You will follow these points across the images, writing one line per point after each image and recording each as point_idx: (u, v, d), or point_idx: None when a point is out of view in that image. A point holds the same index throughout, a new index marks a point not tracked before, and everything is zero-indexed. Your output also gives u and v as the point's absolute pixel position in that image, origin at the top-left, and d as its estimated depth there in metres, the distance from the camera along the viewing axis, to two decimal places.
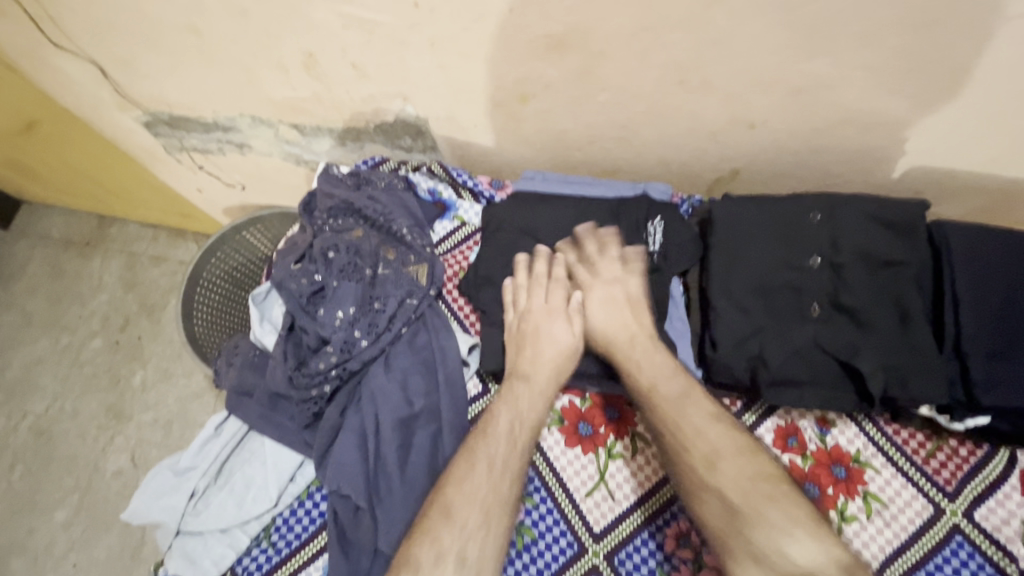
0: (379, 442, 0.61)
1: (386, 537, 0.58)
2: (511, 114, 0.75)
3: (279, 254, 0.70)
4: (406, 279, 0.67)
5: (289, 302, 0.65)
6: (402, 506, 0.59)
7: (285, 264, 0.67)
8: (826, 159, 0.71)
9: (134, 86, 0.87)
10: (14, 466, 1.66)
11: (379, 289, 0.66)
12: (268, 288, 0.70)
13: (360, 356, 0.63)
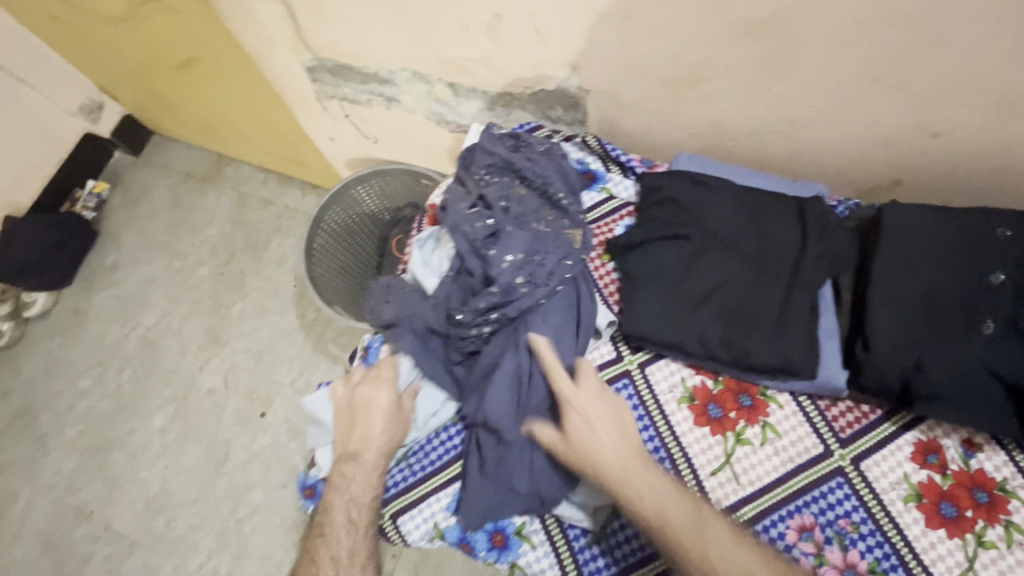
0: (531, 385, 0.66)
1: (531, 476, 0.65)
2: (678, 95, 0.76)
3: (447, 200, 0.75)
4: (565, 241, 0.70)
5: (462, 243, 0.70)
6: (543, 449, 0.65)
7: (458, 210, 0.72)
8: (1008, 179, 0.69)
9: (313, 32, 0.94)
10: (122, 370, 1.83)
11: (542, 244, 0.69)
12: (430, 236, 0.77)
13: (520, 302, 0.67)
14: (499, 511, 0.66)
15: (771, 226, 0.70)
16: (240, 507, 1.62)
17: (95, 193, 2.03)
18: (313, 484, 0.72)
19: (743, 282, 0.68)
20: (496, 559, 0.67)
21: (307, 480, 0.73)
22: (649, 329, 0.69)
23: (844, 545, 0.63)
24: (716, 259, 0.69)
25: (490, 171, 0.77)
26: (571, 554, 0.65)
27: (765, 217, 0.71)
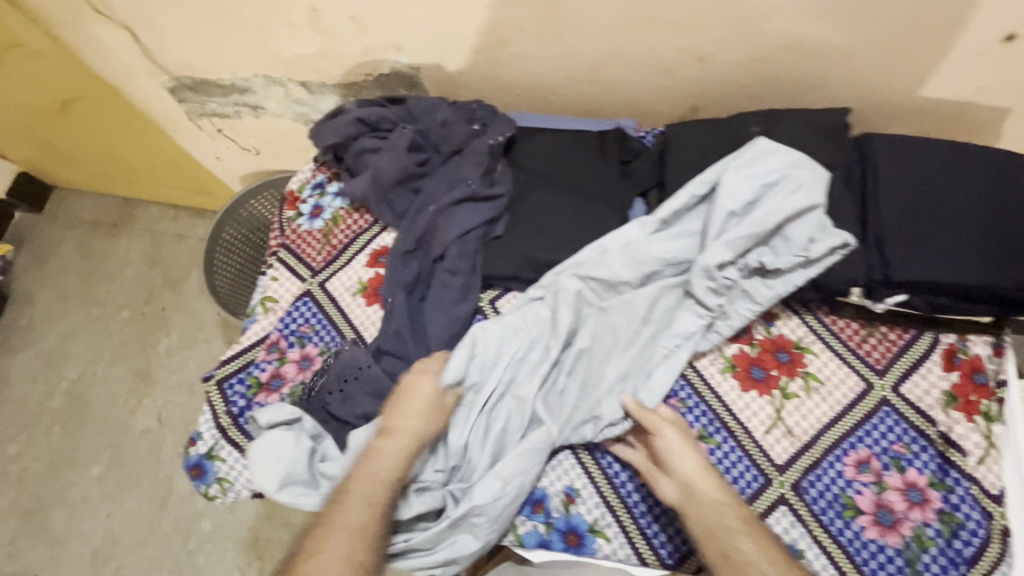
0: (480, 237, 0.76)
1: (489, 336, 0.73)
2: (492, 59, 0.85)
3: (345, 191, 0.83)
4: (438, 132, 0.81)
5: (378, 201, 0.79)
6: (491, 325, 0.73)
7: (354, 189, 0.81)
8: (776, 88, 0.81)
9: (161, 51, 1.00)
10: (53, 426, 1.67)
11: (430, 143, 0.81)
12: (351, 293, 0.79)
13: (441, 193, 0.78)
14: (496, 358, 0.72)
15: (585, 157, 0.79)
16: (190, 541, 1.50)
17: None
18: (198, 462, 0.75)
19: (565, 208, 0.77)
20: None
21: (189, 460, 0.76)
22: (489, 265, 0.76)
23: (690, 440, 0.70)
24: (540, 196, 0.77)
25: (370, 136, 0.83)
26: None
27: (578, 151, 0.80)
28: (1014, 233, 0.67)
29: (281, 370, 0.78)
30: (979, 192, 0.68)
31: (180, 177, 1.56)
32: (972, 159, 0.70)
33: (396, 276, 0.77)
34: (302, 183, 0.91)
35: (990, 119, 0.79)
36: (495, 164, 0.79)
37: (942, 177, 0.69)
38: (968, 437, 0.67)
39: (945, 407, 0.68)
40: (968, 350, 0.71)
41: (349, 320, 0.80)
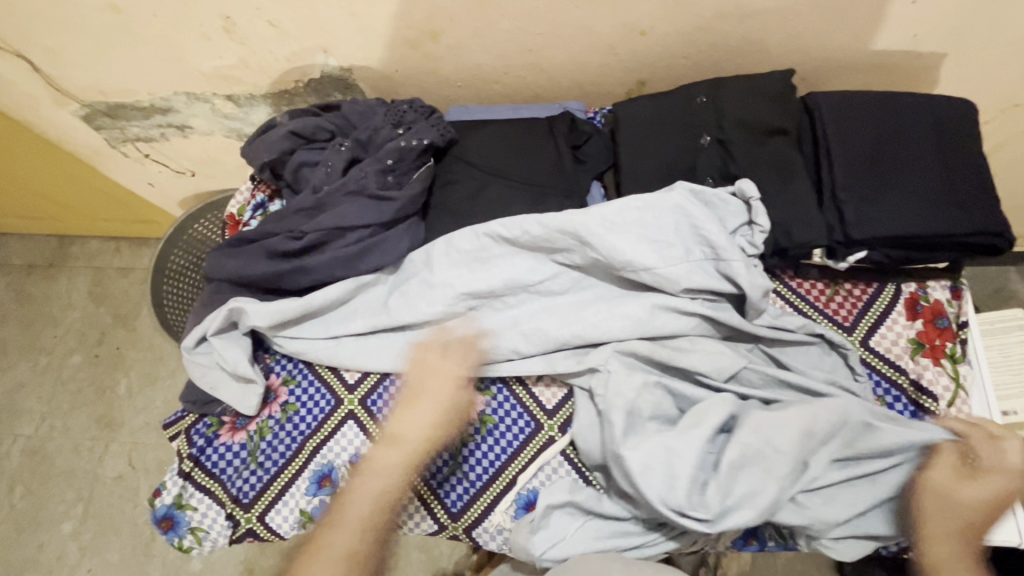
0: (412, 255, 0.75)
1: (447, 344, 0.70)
2: (427, 53, 0.81)
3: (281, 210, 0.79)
4: (373, 146, 0.77)
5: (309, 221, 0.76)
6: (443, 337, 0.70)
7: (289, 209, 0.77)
8: (720, 55, 0.79)
9: (67, 77, 0.92)
10: (14, 487, 1.57)
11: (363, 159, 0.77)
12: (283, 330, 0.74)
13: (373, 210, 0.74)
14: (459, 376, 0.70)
15: (536, 147, 0.77)
16: None
17: None
18: (167, 513, 0.71)
19: (521, 201, 0.74)
20: None
21: (155, 512, 0.71)
22: None
23: None
24: (494, 193, 0.75)
25: (308, 149, 0.78)
26: (433, 492, 0.70)
27: (529, 140, 0.77)
28: (962, 179, 0.68)
29: None
30: (924, 142, 0.69)
31: (114, 209, 1.45)
32: (914, 110, 0.71)
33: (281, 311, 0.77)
34: (242, 206, 0.85)
35: (928, 65, 0.80)
36: (405, 166, 0.75)
37: (888, 131, 0.70)
38: (937, 381, 0.68)
39: (913, 355, 0.70)
40: (929, 296, 0.72)
41: (331, 362, 0.74)
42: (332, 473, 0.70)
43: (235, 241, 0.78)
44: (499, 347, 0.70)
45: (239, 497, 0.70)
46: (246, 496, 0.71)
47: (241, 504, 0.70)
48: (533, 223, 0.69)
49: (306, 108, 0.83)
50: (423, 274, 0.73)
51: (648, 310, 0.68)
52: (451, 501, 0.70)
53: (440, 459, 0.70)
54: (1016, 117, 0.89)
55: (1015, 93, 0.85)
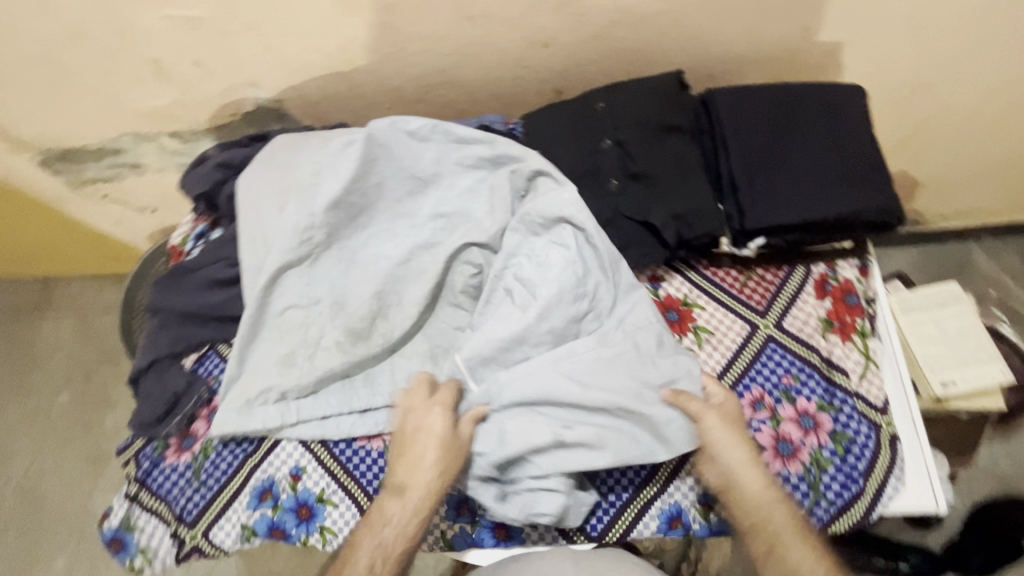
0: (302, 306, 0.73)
1: (355, 277, 0.74)
2: (347, 79, 0.85)
3: (219, 239, 0.82)
4: None
5: None
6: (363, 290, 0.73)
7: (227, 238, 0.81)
8: (626, 61, 0.84)
9: (17, 128, 0.97)
10: (6, 529, 1.59)
11: None
12: (226, 387, 0.72)
13: None
14: (385, 312, 0.74)
15: None
16: None
17: None
18: (115, 535, 0.73)
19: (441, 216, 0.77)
20: (307, 533, 0.72)
21: (104, 535, 0.73)
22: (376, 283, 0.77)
23: (791, 399, 0.70)
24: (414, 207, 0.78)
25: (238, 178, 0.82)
26: (368, 498, 0.72)
27: None
28: (850, 160, 0.71)
29: (192, 428, 0.77)
30: (814, 129, 0.72)
31: (87, 249, 1.50)
32: (806, 101, 0.74)
33: (219, 334, 0.80)
34: (184, 237, 0.88)
35: (824, 55, 0.84)
36: None
37: (780, 122, 0.73)
38: (847, 356, 0.71)
39: (824, 333, 0.72)
40: (839, 275, 0.75)
41: None
42: (273, 488, 0.73)
43: (176, 272, 0.82)
44: (386, 296, 0.74)
45: (182, 516, 0.72)
46: (189, 513, 0.72)
47: (185, 523, 0.72)
48: (336, 262, 0.74)
49: (236, 139, 0.86)
50: (313, 280, 0.73)
51: (433, 259, 0.74)
52: None
53: (377, 466, 0.73)
54: (925, 97, 0.93)
55: (917, 73, 0.88)
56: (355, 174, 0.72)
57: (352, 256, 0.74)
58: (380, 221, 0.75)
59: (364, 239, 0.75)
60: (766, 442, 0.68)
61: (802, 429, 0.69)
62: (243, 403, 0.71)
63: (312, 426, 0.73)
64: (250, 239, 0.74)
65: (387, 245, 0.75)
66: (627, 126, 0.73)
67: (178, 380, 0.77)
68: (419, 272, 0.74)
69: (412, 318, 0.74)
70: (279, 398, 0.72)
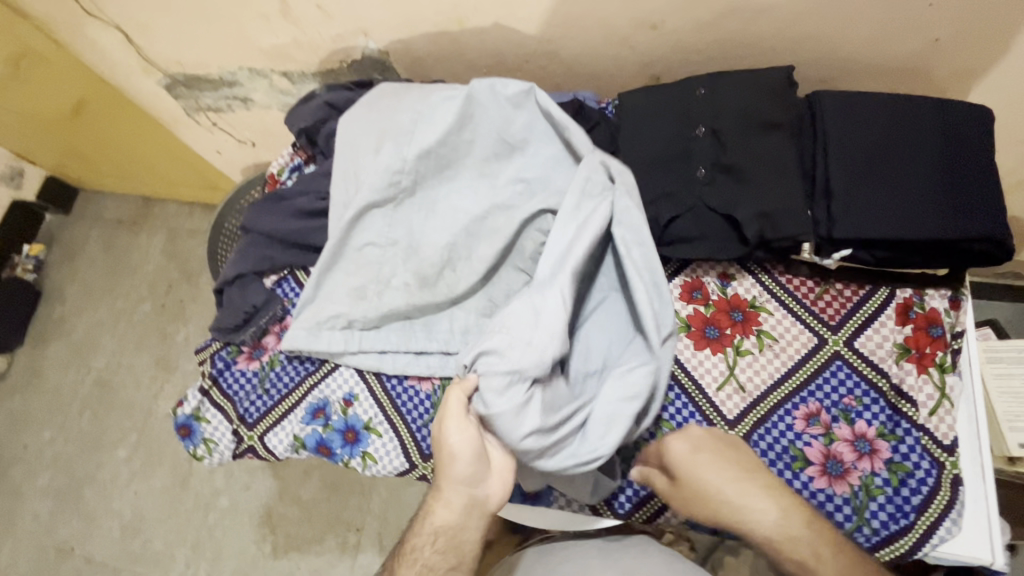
0: (379, 246, 0.77)
1: (429, 226, 0.77)
2: (454, 39, 0.88)
3: (313, 173, 0.88)
4: None
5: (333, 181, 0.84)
6: (435, 240, 0.76)
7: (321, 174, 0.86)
8: (732, 53, 0.82)
9: (154, 50, 1.07)
10: (83, 413, 1.78)
11: None
12: (303, 307, 0.77)
13: None
14: (453, 265, 0.76)
15: None
16: (210, 515, 1.60)
17: (33, 255, 1.94)
18: (185, 422, 0.81)
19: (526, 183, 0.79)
20: (350, 455, 0.77)
21: (177, 420, 0.81)
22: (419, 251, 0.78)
23: (850, 420, 0.67)
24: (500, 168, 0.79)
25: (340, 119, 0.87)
26: (410, 433, 0.75)
27: None
28: (963, 181, 0.66)
29: (264, 341, 0.83)
30: (931, 144, 0.68)
31: (188, 174, 1.63)
32: (927, 113, 0.69)
33: (300, 260, 0.86)
34: (281, 167, 0.95)
35: (950, 73, 0.78)
36: None
37: (891, 132, 0.69)
38: (920, 388, 0.67)
39: (898, 359, 0.69)
40: (925, 303, 0.71)
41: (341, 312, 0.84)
42: (326, 407, 0.78)
43: (271, 198, 0.88)
44: (458, 250, 0.76)
45: (245, 417, 0.79)
46: (251, 416, 0.79)
47: (246, 423, 0.79)
48: (415, 211, 0.77)
49: (342, 83, 0.91)
50: (393, 223, 0.77)
51: (505, 221, 0.75)
52: (426, 445, 0.75)
53: (422, 407, 0.76)
54: None
55: None
56: (450, 130, 0.75)
57: (432, 207, 0.77)
58: (464, 176, 0.78)
59: (444, 193, 0.77)
60: (813, 457, 0.67)
61: (856, 452, 0.66)
62: (313, 325, 0.76)
63: (371, 357, 0.77)
64: (344, 176, 0.79)
65: (461, 199, 0.77)
66: (726, 116, 0.72)
67: (259, 295, 0.83)
68: (492, 232, 0.75)
69: (478, 275, 0.76)
70: (344, 327, 0.77)
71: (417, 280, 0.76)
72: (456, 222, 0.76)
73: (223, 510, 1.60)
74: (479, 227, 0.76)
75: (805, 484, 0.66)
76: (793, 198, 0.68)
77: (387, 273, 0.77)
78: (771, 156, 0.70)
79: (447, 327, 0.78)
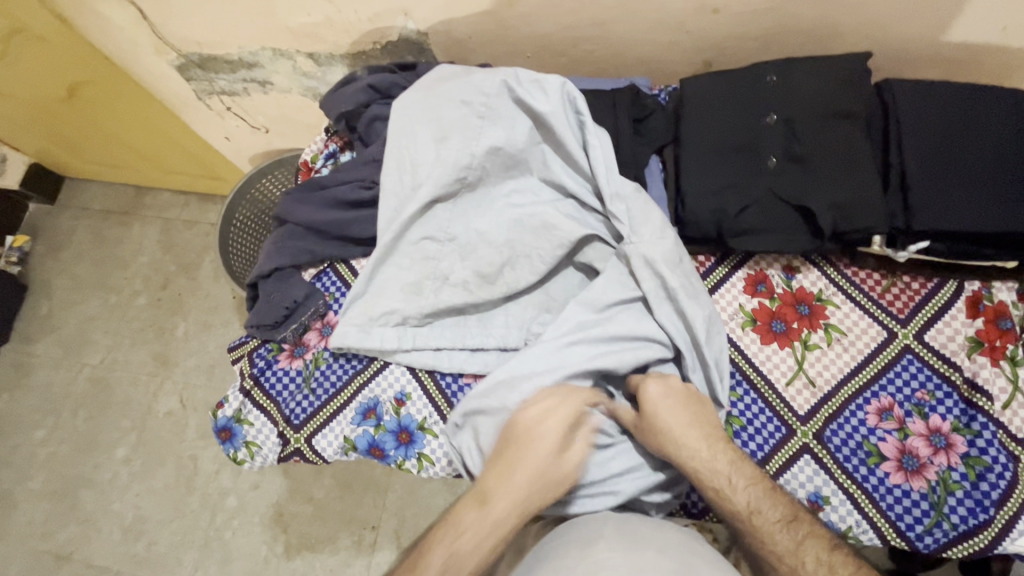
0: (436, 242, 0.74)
1: (489, 222, 0.74)
2: (500, 20, 0.84)
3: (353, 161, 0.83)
4: None
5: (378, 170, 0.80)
6: (494, 236, 0.73)
7: (363, 161, 0.81)
8: (792, 40, 0.80)
9: (168, 28, 1.00)
10: (77, 411, 1.70)
11: None
12: (351, 301, 0.74)
13: None
14: (513, 263, 0.73)
15: (610, 116, 0.78)
16: (217, 516, 1.54)
17: (17, 246, 1.83)
18: (226, 424, 0.77)
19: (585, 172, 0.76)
20: (404, 457, 0.73)
21: (216, 423, 0.77)
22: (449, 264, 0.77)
23: (923, 414, 0.66)
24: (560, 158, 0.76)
25: (382, 103, 0.82)
26: None
27: (604, 111, 0.78)
28: None
29: (305, 338, 0.79)
30: (1006, 136, 0.67)
31: (190, 162, 1.55)
32: (1001, 105, 0.68)
33: (340, 252, 0.81)
34: (315, 154, 0.90)
35: (1013, 63, 0.77)
36: None
37: (965, 122, 0.68)
38: (994, 381, 0.66)
39: (970, 353, 0.68)
40: (993, 295, 0.70)
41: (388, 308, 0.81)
42: (377, 408, 0.74)
43: (308, 187, 0.83)
44: (518, 245, 0.73)
45: (290, 419, 0.75)
46: (297, 418, 0.75)
47: (292, 426, 0.75)
48: (473, 208, 0.75)
49: (383, 65, 0.87)
50: (451, 221, 0.74)
51: (565, 217, 0.73)
52: None
53: None
54: None
55: None
56: (518, 127, 0.73)
57: (490, 203, 0.75)
58: (523, 169, 0.75)
59: (504, 190, 0.75)
60: (888, 453, 0.66)
61: (932, 447, 0.65)
62: (364, 320, 0.73)
63: (424, 355, 0.74)
64: (396, 165, 0.75)
65: (521, 196, 0.75)
66: (797, 105, 0.70)
67: (299, 289, 0.79)
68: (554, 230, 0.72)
69: (538, 273, 0.73)
70: (397, 323, 0.74)
71: (473, 279, 0.74)
72: (515, 221, 0.73)
73: (231, 512, 1.54)
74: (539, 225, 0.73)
75: (880, 480, 0.65)
76: (869, 188, 0.67)
77: (443, 270, 0.74)
78: (844, 147, 0.68)
79: (504, 325, 0.75)
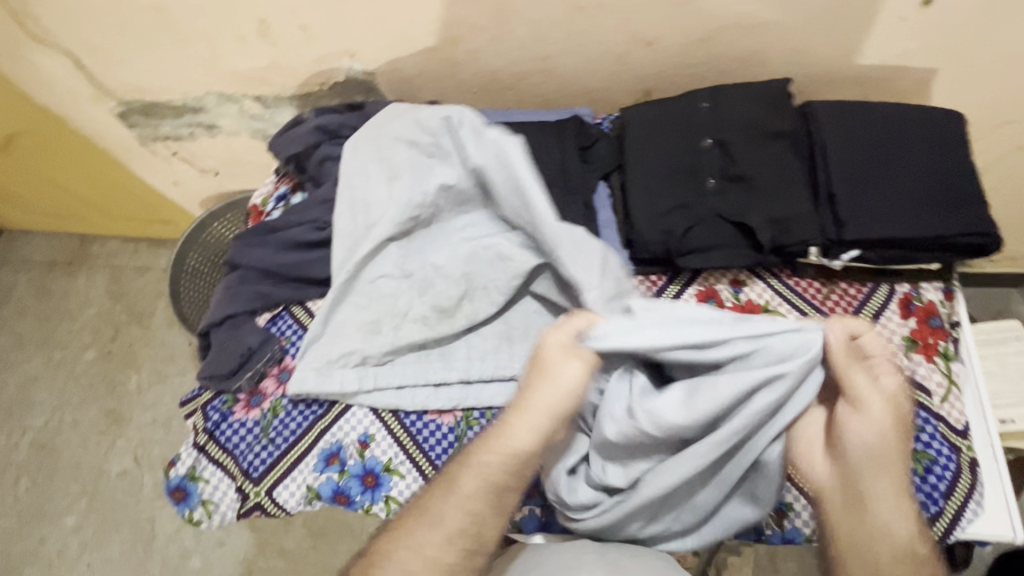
0: (391, 279, 0.74)
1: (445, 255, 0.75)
2: (446, 58, 0.86)
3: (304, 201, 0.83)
4: None
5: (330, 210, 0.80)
6: (450, 270, 0.74)
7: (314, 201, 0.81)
8: (722, 67, 0.85)
9: (108, 76, 0.98)
10: (19, 480, 1.58)
11: None
12: (308, 345, 0.73)
13: None
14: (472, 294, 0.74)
15: (556, 146, 0.80)
16: None
17: None
18: (181, 483, 0.74)
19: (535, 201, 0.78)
20: (371, 501, 0.71)
21: (171, 482, 0.74)
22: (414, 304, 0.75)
23: None
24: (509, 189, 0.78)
25: (332, 143, 0.83)
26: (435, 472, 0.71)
27: (551, 141, 0.80)
28: (951, 182, 0.71)
29: (262, 385, 0.76)
30: (917, 149, 0.72)
31: (138, 209, 1.51)
32: (910, 121, 0.74)
33: (294, 294, 0.80)
34: (265, 197, 0.89)
35: (921, 81, 0.84)
36: None
37: (882, 138, 0.73)
38: (930, 377, 0.70)
39: (908, 352, 0.72)
40: (922, 296, 0.75)
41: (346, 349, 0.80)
42: (340, 452, 0.72)
43: (258, 230, 0.82)
44: (474, 277, 0.74)
45: (249, 471, 0.72)
46: (256, 470, 0.73)
47: (251, 479, 0.72)
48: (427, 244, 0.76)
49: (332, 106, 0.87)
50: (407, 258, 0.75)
51: (517, 246, 0.73)
52: None
53: (444, 442, 0.72)
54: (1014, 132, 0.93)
55: None
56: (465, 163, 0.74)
57: (444, 237, 0.76)
58: (474, 201, 0.76)
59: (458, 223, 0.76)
60: None
61: None
62: (322, 363, 0.72)
63: (387, 394, 0.73)
64: (349, 204, 0.75)
65: (475, 229, 0.76)
66: (730, 128, 0.74)
67: (254, 336, 0.77)
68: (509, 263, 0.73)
69: (496, 304, 0.74)
70: (357, 364, 0.72)
71: (433, 313, 0.74)
72: (470, 254, 0.74)
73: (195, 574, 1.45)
74: (493, 258, 0.74)
75: None
76: (801, 203, 0.71)
77: (401, 307, 0.74)
78: (775, 165, 0.72)
79: (465, 357, 0.75)
